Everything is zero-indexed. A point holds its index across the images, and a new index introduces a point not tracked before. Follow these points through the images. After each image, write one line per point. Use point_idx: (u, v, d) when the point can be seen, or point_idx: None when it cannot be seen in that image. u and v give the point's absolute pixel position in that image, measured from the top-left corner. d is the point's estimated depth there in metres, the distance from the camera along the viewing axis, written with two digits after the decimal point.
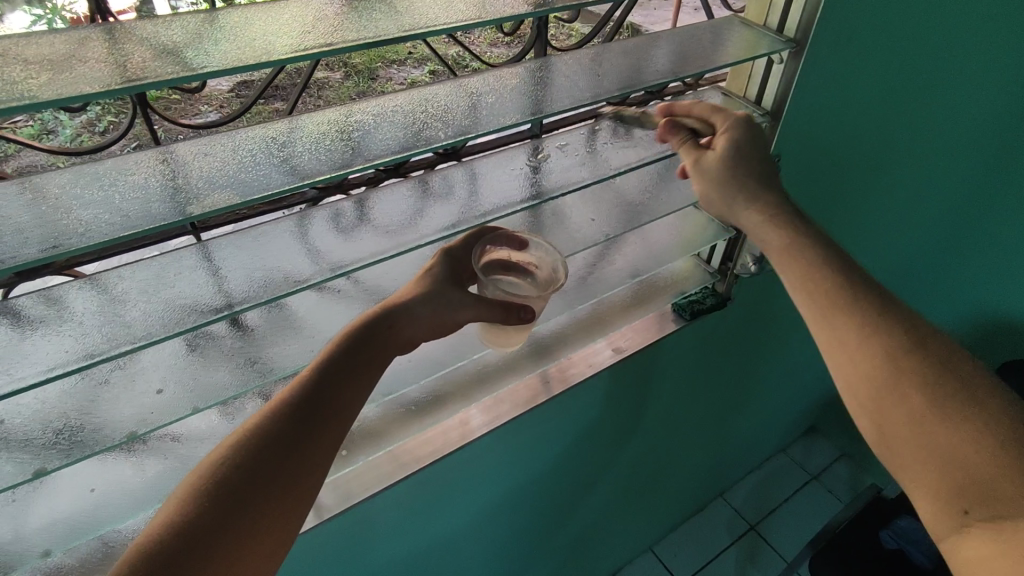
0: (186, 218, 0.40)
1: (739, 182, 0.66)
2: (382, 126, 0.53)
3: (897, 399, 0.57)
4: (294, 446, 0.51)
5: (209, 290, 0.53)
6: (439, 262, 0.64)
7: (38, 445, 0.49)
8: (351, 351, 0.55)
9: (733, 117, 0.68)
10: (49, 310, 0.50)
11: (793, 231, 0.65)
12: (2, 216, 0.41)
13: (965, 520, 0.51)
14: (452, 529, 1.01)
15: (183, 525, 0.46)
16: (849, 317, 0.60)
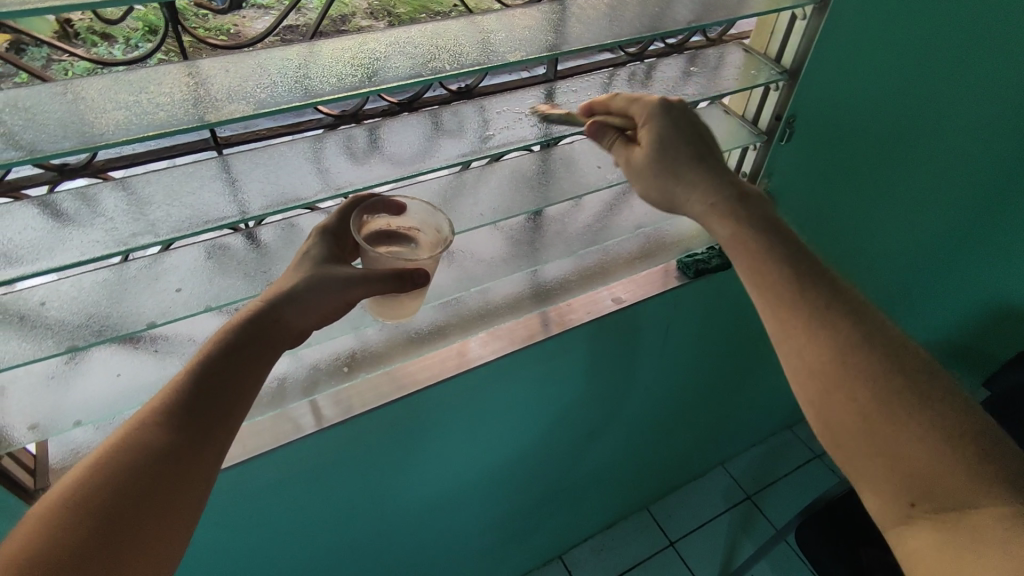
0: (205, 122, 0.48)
1: (674, 175, 0.65)
2: (398, 53, 0.58)
3: (843, 397, 0.55)
4: (169, 454, 0.52)
5: (227, 201, 0.58)
6: (317, 242, 0.64)
7: (74, 326, 0.56)
8: (230, 351, 0.57)
9: (650, 105, 0.65)
10: (83, 206, 0.56)
11: (736, 224, 0.62)
12: (52, 111, 0.48)
13: (910, 513, 0.54)
14: (448, 461, 1.06)
15: (45, 553, 0.46)
16: (805, 311, 0.57)
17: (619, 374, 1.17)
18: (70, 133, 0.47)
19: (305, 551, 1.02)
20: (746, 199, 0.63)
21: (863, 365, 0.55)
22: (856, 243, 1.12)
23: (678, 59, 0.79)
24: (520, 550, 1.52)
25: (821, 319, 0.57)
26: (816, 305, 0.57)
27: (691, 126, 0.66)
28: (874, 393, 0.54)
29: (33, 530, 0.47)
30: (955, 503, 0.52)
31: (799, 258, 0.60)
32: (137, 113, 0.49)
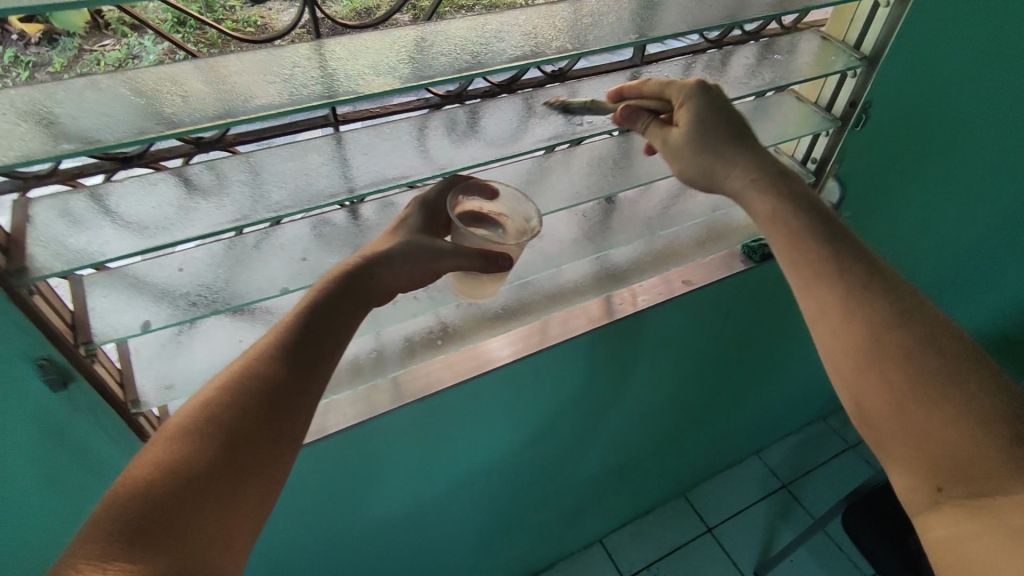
0: (329, 99, 0.49)
1: (713, 152, 0.66)
2: (501, 36, 0.60)
3: (874, 378, 0.58)
4: (279, 391, 0.57)
5: (342, 177, 0.61)
6: (415, 211, 0.66)
7: (207, 291, 0.59)
8: (330, 302, 0.61)
9: (689, 87, 0.66)
10: (213, 180, 0.59)
11: (773, 198, 0.64)
12: (191, 87, 0.51)
13: (938, 497, 0.55)
14: (510, 438, 1.10)
15: (171, 461, 0.51)
16: (835, 290, 0.60)
17: (672, 357, 1.20)
18: (205, 108, 0.49)
19: (375, 521, 1.07)
20: (782, 177, 0.65)
21: (899, 343, 0.57)
22: (911, 232, 1.13)
23: (752, 49, 0.81)
24: (564, 531, 1.56)
25: (857, 303, 0.59)
26: (850, 284, 0.60)
27: (726, 109, 0.66)
28: (907, 377, 0.56)
29: (164, 440, 0.52)
30: (984, 486, 0.53)
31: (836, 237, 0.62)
32: (257, 93, 0.51)
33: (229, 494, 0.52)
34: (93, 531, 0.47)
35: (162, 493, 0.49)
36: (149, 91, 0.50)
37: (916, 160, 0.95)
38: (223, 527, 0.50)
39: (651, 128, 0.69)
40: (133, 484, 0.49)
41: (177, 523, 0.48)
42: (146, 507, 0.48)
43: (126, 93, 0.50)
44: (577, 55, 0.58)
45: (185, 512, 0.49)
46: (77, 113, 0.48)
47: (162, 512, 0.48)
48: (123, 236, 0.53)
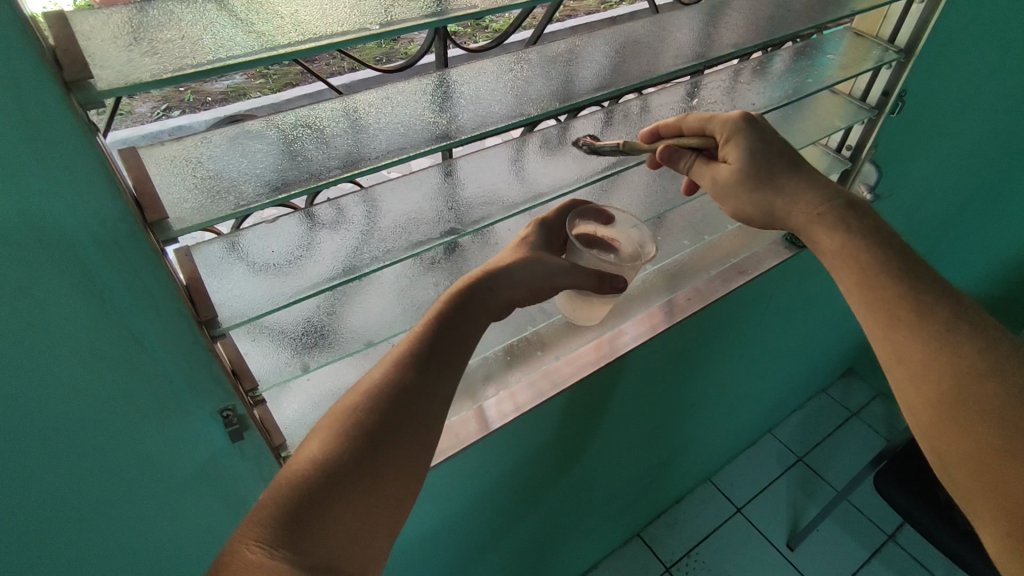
0: (459, 142, 0.47)
1: (769, 185, 0.65)
2: (594, 55, 0.62)
3: (953, 410, 0.54)
4: (417, 402, 0.53)
5: (457, 204, 0.61)
6: (535, 232, 0.61)
7: (342, 328, 0.57)
8: (456, 313, 0.55)
9: (732, 122, 0.64)
10: (337, 218, 0.57)
11: (841, 231, 0.62)
12: (330, 128, 0.47)
13: (1011, 543, 0.49)
14: (573, 444, 1.11)
15: (324, 461, 0.48)
16: (914, 320, 0.57)
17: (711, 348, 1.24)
18: (357, 151, 0.46)
19: (452, 542, 1.06)
20: (852, 211, 0.63)
21: (974, 366, 0.54)
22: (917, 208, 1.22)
23: (790, 50, 0.86)
24: (607, 530, 1.58)
25: (909, 329, 0.57)
26: (903, 317, 0.57)
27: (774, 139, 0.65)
28: (973, 411, 0.53)
29: (316, 440, 0.50)
30: None
31: (883, 251, 0.60)
32: (410, 130, 0.49)
33: (370, 503, 0.48)
34: (252, 520, 0.45)
35: (312, 494, 0.46)
36: (297, 137, 0.46)
37: (933, 142, 1.03)
38: (361, 535, 0.47)
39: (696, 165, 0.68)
40: (291, 481, 0.47)
41: (325, 530, 0.46)
42: (303, 505, 0.46)
43: (275, 139, 0.46)
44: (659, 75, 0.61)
45: (332, 515, 0.46)
46: (226, 164, 0.43)
47: (314, 513, 0.46)
48: (275, 281, 0.51)
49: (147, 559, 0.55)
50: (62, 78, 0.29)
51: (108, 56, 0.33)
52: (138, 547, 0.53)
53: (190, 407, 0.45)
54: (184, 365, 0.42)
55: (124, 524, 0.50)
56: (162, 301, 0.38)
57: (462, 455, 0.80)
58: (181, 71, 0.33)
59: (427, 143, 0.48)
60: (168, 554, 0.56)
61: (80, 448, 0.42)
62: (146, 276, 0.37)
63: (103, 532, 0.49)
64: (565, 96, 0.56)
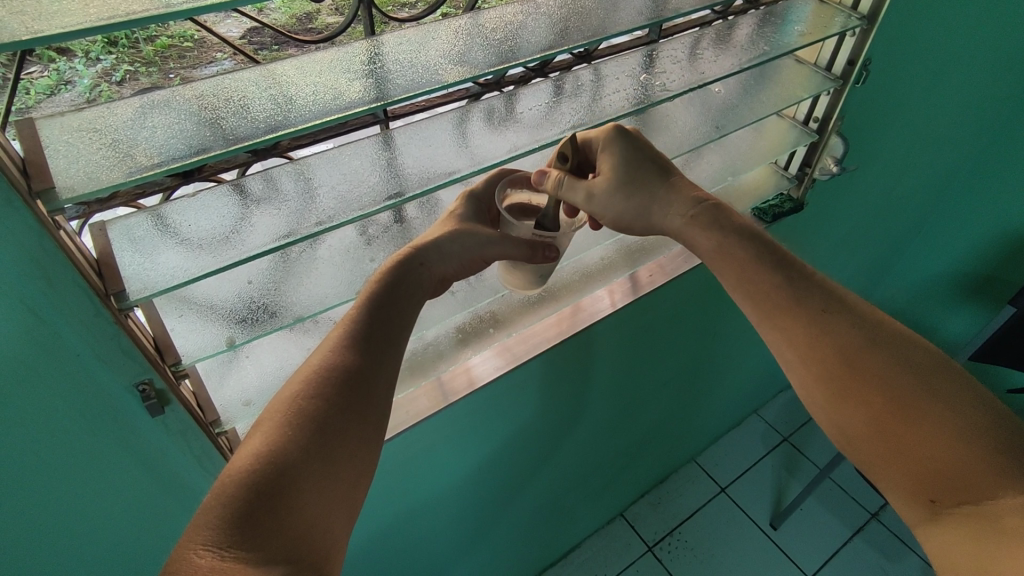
0: (381, 104, 0.45)
1: (645, 197, 0.63)
2: (539, 19, 0.59)
3: (852, 398, 0.57)
4: (364, 381, 0.51)
5: (392, 176, 0.60)
6: (463, 204, 0.61)
7: (269, 304, 0.56)
8: (394, 289, 0.54)
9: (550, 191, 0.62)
10: (267, 192, 0.57)
11: (716, 234, 0.64)
12: (249, 97, 0.46)
13: (935, 509, 0.52)
14: (544, 424, 1.11)
15: (271, 453, 0.45)
16: (793, 316, 0.61)
17: (684, 327, 1.23)
18: (268, 118, 0.45)
19: (423, 521, 1.06)
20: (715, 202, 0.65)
21: (881, 357, 0.58)
22: (895, 184, 1.19)
23: (753, 17, 0.83)
24: (590, 509, 1.58)
25: (820, 325, 0.60)
26: (810, 313, 0.60)
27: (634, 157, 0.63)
28: (887, 394, 0.56)
29: (258, 434, 0.47)
30: (971, 493, 0.51)
31: (765, 263, 0.63)
32: (328, 95, 0.47)
33: (327, 486, 0.46)
34: (200, 523, 0.41)
35: (264, 487, 0.43)
36: (209, 105, 0.45)
37: (902, 111, 1.01)
38: (323, 520, 0.46)
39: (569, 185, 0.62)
40: (236, 479, 0.44)
41: (285, 521, 0.43)
42: (254, 499, 0.43)
43: (190, 108, 0.45)
44: (608, 37, 0.58)
45: (288, 506, 0.44)
46: (133, 133, 0.42)
47: (269, 505, 0.43)
48: (197, 255, 0.50)
49: (81, 538, 0.55)
50: None
51: None
52: (70, 528, 0.53)
53: (102, 384, 0.44)
54: (91, 338, 0.41)
55: (50, 505, 0.49)
56: (54, 271, 0.37)
57: (416, 431, 0.80)
58: (51, 30, 0.32)
59: (345, 108, 0.47)
60: (106, 534, 0.56)
61: None
62: (33, 245, 0.36)
63: (28, 514, 0.49)
64: (505, 59, 0.53)
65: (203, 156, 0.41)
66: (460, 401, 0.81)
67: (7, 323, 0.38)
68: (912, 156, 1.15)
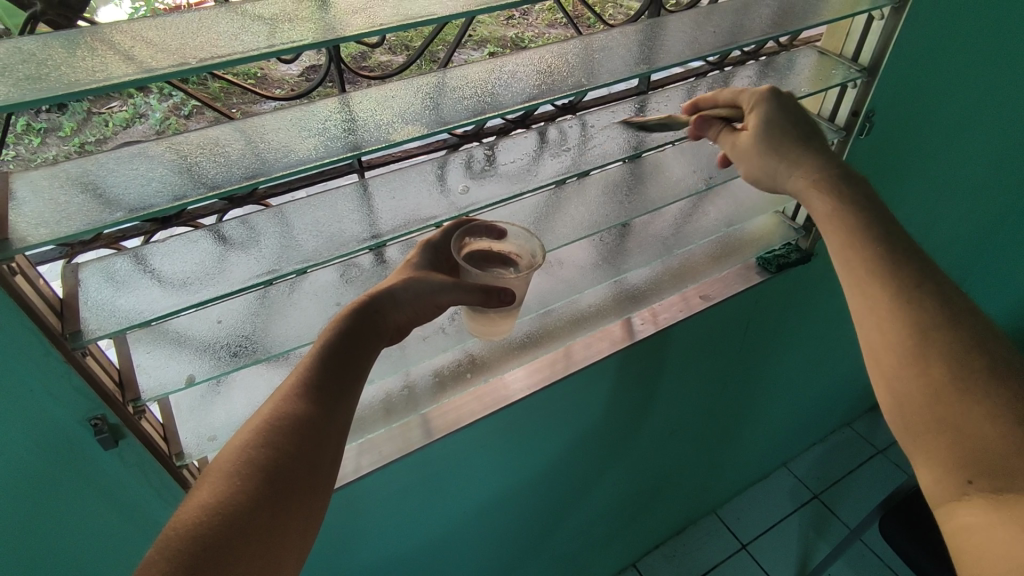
0: (339, 160, 0.48)
1: (778, 152, 0.65)
2: (509, 77, 0.61)
3: (918, 369, 0.54)
4: (314, 428, 0.52)
5: (364, 221, 0.63)
6: (420, 253, 0.63)
7: (225, 349, 0.58)
8: (347, 337, 0.56)
9: (760, 93, 0.67)
10: (243, 236, 0.60)
11: (837, 199, 0.61)
12: (227, 149, 0.50)
13: (967, 489, 0.51)
14: (541, 470, 1.08)
15: (217, 505, 0.47)
16: (879, 275, 0.58)
17: (694, 377, 1.20)
18: (238, 170, 0.48)
19: (415, 562, 1.06)
20: (848, 175, 0.63)
21: (944, 342, 0.53)
22: (920, 234, 1.14)
23: (752, 69, 0.83)
24: (599, 558, 1.53)
25: (906, 290, 0.56)
26: (902, 282, 0.56)
27: (799, 111, 0.67)
28: (947, 364, 0.53)
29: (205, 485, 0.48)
30: (1014, 482, 0.48)
31: (875, 228, 0.59)
32: (299, 149, 0.50)
33: (272, 536, 0.47)
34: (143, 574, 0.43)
35: (209, 540, 0.45)
36: (186, 157, 0.49)
37: (917, 160, 0.97)
38: (269, 569, 0.46)
39: (720, 137, 0.70)
40: (183, 533, 0.45)
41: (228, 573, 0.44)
42: (196, 552, 0.44)
43: (170, 161, 0.49)
44: (587, 90, 0.61)
45: (231, 556, 0.45)
46: (110, 185, 0.46)
47: (215, 558, 0.44)
48: (166, 295, 0.53)
49: (48, 565, 0.57)
50: None
51: None
52: (33, 554, 0.55)
53: (56, 419, 0.47)
54: (47, 376, 0.44)
55: (14, 530, 0.52)
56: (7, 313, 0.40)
57: (394, 471, 0.81)
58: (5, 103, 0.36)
59: (304, 162, 0.49)
60: (73, 559, 0.58)
61: None
62: None
63: None
64: (469, 115, 0.55)
65: (166, 207, 0.44)
66: (440, 441, 0.81)
67: None
68: (936, 206, 1.10)
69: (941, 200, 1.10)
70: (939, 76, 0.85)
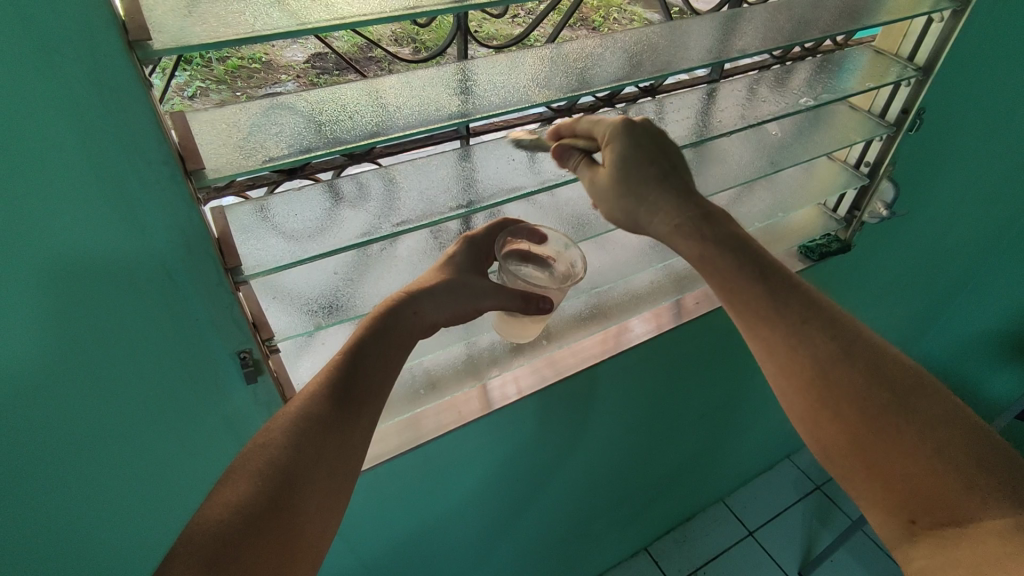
0: (466, 121, 0.50)
1: (637, 195, 0.60)
2: (614, 53, 0.65)
3: (829, 409, 0.54)
4: (336, 428, 0.53)
5: (467, 186, 0.66)
6: (460, 250, 0.65)
7: (342, 302, 0.62)
8: (380, 338, 0.57)
9: (613, 126, 0.60)
10: (357, 192, 0.63)
11: (699, 242, 0.58)
12: (355, 106, 0.51)
13: (913, 528, 0.49)
14: (580, 443, 1.12)
15: (242, 504, 0.47)
16: (768, 322, 0.56)
17: (722, 361, 1.25)
18: (367, 126, 0.50)
19: (455, 529, 1.09)
20: (706, 218, 0.59)
21: (847, 381, 0.53)
22: (941, 232, 1.20)
23: (812, 63, 0.87)
24: (616, 540, 1.58)
25: (793, 334, 0.56)
26: (789, 322, 0.56)
27: (654, 138, 0.60)
28: (861, 409, 0.52)
29: (233, 483, 0.48)
30: (955, 513, 0.47)
31: (747, 262, 0.58)
32: (424, 110, 0.53)
33: (294, 533, 0.48)
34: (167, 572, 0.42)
35: (229, 540, 0.45)
36: (320, 111, 0.50)
37: (953, 161, 1.03)
38: (286, 565, 0.46)
39: (581, 170, 0.63)
40: (203, 530, 0.45)
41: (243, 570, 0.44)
42: (218, 546, 0.44)
43: (304, 110, 0.50)
44: (672, 72, 0.64)
45: (252, 554, 0.45)
46: (257, 128, 0.47)
47: (234, 554, 0.44)
48: (294, 245, 0.56)
49: (165, 499, 0.60)
50: (126, 37, 0.34)
51: (161, 21, 0.37)
52: (156, 486, 0.58)
53: (210, 342, 0.51)
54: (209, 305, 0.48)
55: (150, 458, 0.55)
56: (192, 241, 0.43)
57: (462, 434, 0.84)
58: (222, 36, 0.37)
59: (428, 123, 0.52)
60: (186, 492, 0.61)
61: (103, 377, 0.47)
62: (182, 217, 0.42)
63: (123, 469, 0.54)
64: (578, 87, 0.59)
65: (315, 154, 0.46)
66: (506, 407, 0.85)
67: (149, 284, 0.44)
68: (959, 207, 1.16)
69: (966, 203, 1.16)
70: (983, 82, 0.91)
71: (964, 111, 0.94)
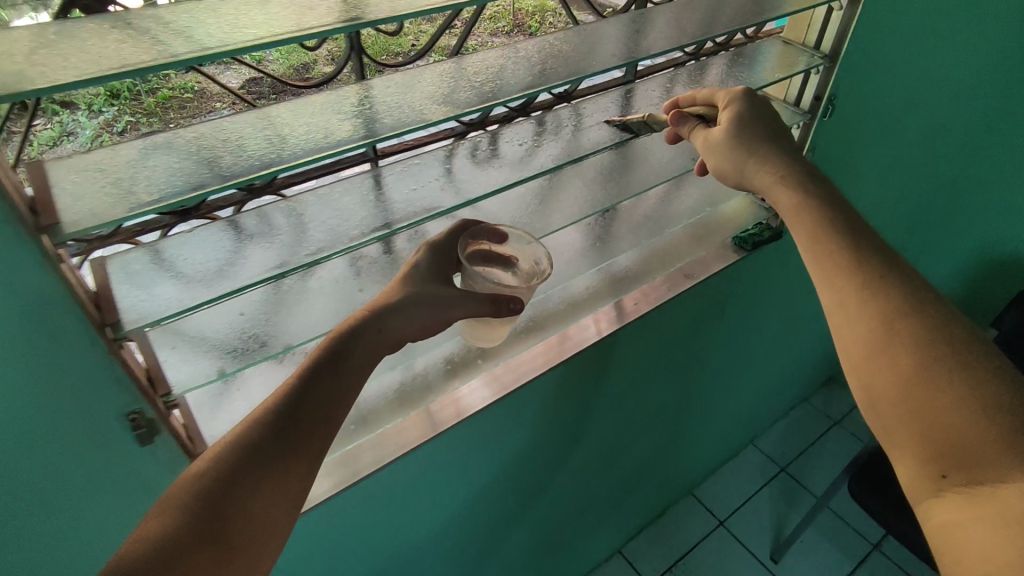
0: (369, 141, 0.48)
1: (748, 148, 0.68)
2: (518, 64, 0.63)
3: (886, 358, 0.56)
4: (288, 425, 0.51)
5: (380, 209, 0.63)
6: (423, 257, 0.62)
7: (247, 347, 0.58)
8: (335, 359, 0.54)
9: (735, 92, 0.70)
10: (260, 226, 0.59)
11: (799, 194, 0.65)
12: (240, 139, 0.49)
13: (941, 483, 0.53)
14: (537, 457, 1.10)
15: (177, 511, 0.46)
16: (843, 271, 0.60)
17: (673, 358, 1.25)
18: (255, 159, 0.47)
19: (415, 559, 1.05)
20: (811, 173, 0.67)
21: (910, 332, 0.55)
22: (867, 212, 1.24)
23: (724, 58, 0.88)
24: (588, 547, 1.57)
25: (868, 281, 0.59)
26: (863, 275, 0.59)
27: (772, 114, 0.70)
28: (917, 361, 0.54)
29: (156, 516, 0.46)
30: (986, 473, 0.50)
31: (834, 217, 0.62)
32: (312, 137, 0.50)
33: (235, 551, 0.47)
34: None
35: (166, 549, 0.44)
36: (207, 146, 0.48)
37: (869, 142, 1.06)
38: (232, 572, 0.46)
39: (693, 133, 0.72)
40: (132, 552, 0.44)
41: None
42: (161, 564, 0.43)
43: (186, 147, 0.47)
44: (586, 75, 0.63)
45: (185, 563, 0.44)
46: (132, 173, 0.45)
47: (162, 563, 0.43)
48: (190, 287, 0.52)
49: None
50: None
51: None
52: None
53: None
54: None
55: None
56: None
57: (409, 460, 0.81)
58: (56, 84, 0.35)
59: (316, 150, 0.49)
60: None
61: None
62: None
63: None
64: (485, 99, 0.57)
65: (190, 196, 0.43)
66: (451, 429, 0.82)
67: None
68: (880, 186, 1.20)
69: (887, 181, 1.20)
70: (888, 64, 0.93)
71: (874, 94, 0.97)
